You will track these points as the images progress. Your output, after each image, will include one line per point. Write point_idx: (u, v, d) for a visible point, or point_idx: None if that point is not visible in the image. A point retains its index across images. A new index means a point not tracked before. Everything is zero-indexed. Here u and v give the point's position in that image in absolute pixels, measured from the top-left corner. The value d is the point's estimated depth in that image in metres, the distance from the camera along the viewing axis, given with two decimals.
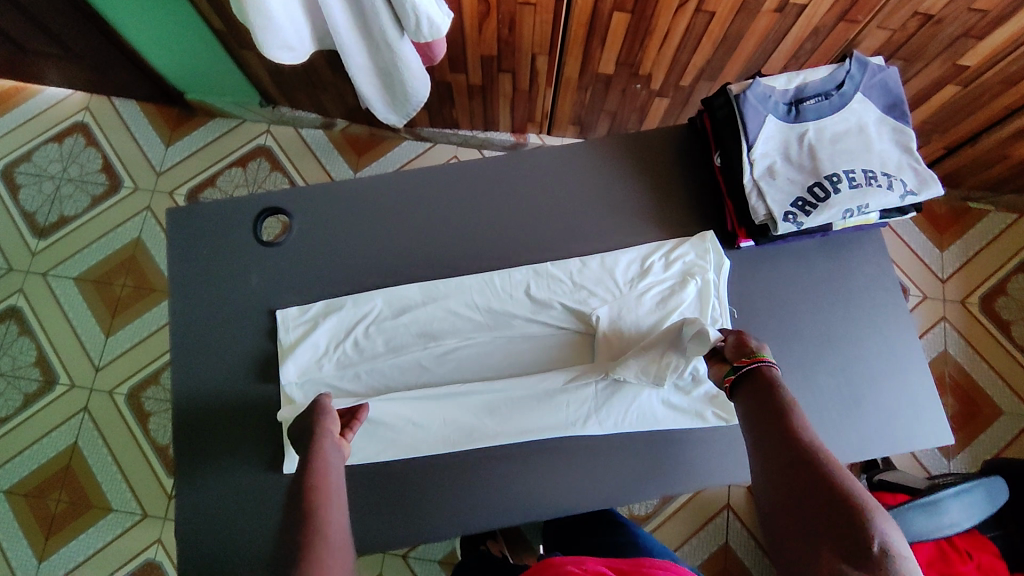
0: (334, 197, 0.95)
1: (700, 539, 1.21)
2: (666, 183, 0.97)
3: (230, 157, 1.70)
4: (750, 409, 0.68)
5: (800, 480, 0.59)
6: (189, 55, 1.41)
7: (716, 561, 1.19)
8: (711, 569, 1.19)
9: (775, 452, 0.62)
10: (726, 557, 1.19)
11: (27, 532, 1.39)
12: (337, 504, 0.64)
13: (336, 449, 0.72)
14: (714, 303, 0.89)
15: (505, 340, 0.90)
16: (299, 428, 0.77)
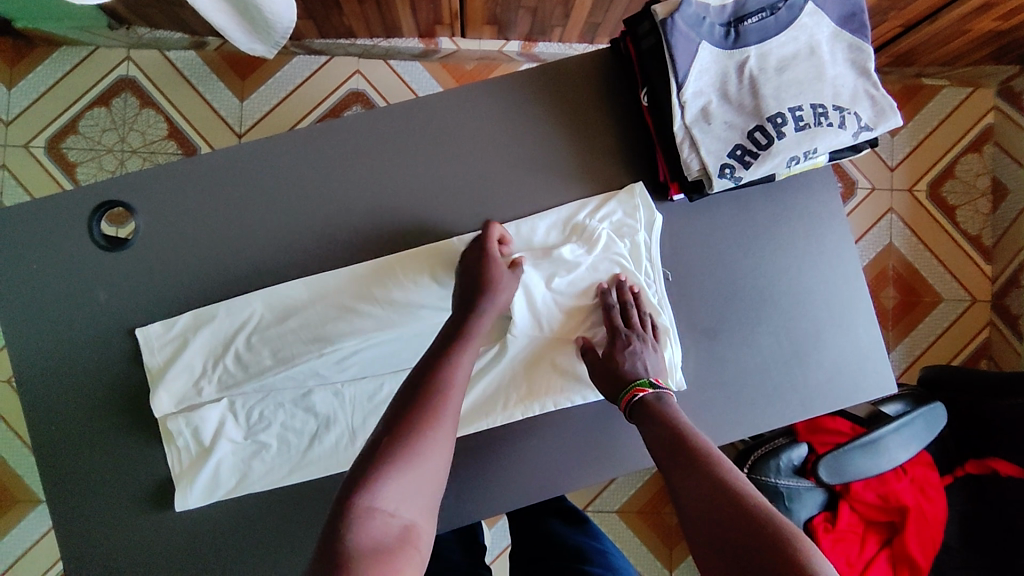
0: (185, 177, 0.77)
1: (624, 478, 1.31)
2: (586, 125, 0.82)
3: (89, 95, 1.43)
4: (650, 444, 0.66)
5: (727, 512, 0.55)
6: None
7: (638, 497, 1.30)
8: (635, 504, 1.30)
9: (687, 481, 0.60)
10: (648, 492, 1.31)
11: None
12: (464, 363, 0.68)
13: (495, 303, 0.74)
14: (647, 268, 0.79)
15: (414, 335, 0.79)
16: (467, 261, 0.76)
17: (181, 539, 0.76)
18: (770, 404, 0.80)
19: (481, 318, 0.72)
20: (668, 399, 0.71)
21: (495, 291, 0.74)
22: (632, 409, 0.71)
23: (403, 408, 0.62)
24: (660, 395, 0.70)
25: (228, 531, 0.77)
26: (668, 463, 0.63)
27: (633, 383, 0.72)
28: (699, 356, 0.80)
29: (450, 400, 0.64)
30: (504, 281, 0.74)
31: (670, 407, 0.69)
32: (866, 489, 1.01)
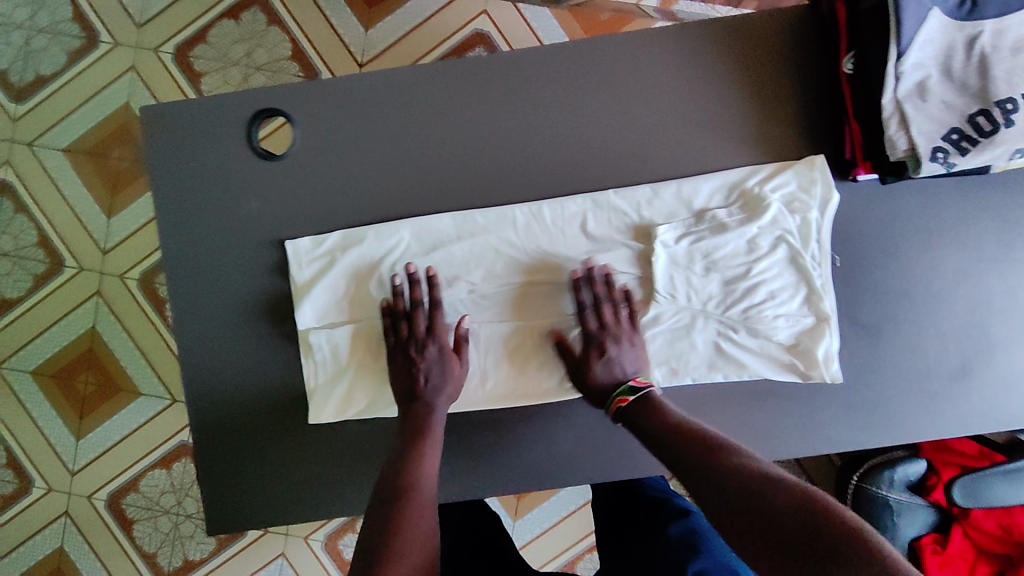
0: (347, 95, 0.76)
1: None
2: (768, 88, 0.76)
3: (221, 5, 1.43)
4: (650, 444, 0.67)
5: (737, 489, 0.57)
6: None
7: None
8: None
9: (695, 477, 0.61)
10: None
11: (61, 412, 1.44)
12: (428, 464, 0.69)
13: (432, 395, 0.73)
14: (815, 248, 0.74)
15: (555, 287, 0.77)
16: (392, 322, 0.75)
17: (305, 453, 0.78)
18: (919, 412, 0.76)
19: (431, 413, 0.73)
20: (655, 399, 0.71)
21: (440, 386, 0.74)
22: (621, 413, 0.72)
23: (382, 509, 0.63)
24: (645, 399, 0.71)
25: (352, 453, 0.78)
26: (676, 453, 0.64)
27: (614, 392, 0.73)
28: (853, 351, 0.75)
29: (421, 502, 0.65)
30: (439, 371, 0.74)
31: (661, 403, 0.71)
32: (986, 516, 0.96)
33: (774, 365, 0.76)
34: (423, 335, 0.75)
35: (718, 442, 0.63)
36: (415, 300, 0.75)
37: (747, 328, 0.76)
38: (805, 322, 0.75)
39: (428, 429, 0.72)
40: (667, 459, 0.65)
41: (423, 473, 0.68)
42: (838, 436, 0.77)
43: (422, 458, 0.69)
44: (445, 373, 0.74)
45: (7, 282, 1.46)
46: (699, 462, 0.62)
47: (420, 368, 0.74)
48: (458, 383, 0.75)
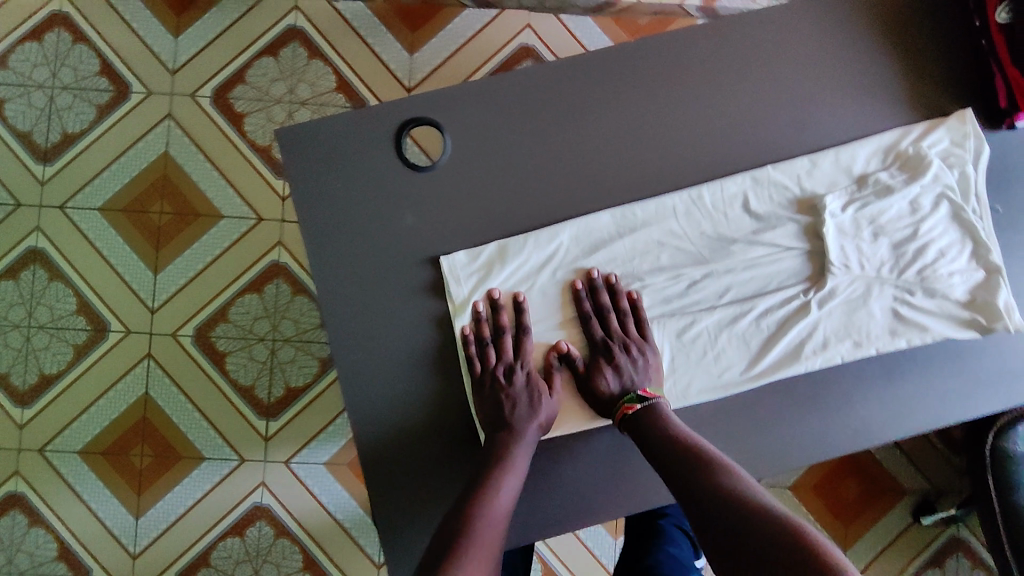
0: (492, 99, 0.75)
1: None
2: (908, 53, 0.77)
3: (257, 43, 1.37)
4: (654, 458, 0.66)
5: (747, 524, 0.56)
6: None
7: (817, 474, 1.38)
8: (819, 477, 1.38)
9: (698, 499, 0.61)
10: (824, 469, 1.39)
11: (116, 490, 1.29)
12: (502, 497, 0.66)
13: (511, 426, 0.70)
14: (975, 204, 0.74)
15: (724, 272, 0.75)
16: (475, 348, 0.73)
17: None
18: None
19: (518, 445, 0.70)
20: (665, 411, 0.70)
21: (517, 410, 0.71)
22: (631, 424, 0.70)
23: (443, 550, 0.61)
24: (650, 409, 0.70)
25: (539, 470, 0.75)
26: (684, 475, 0.63)
27: (622, 399, 0.71)
28: None
29: (484, 543, 0.62)
30: (522, 396, 0.71)
31: (671, 416, 0.69)
32: None
33: (955, 323, 0.74)
34: (511, 361, 0.73)
35: (729, 471, 0.62)
36: (495, 322, 0.74)
37: (924, 289, 0.74)
38: (976, 277, 0.74)
39: (509, 460, 0.69)
40: (672, 478, 0.64)
41: (489, 509, 0.65)
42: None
43: (493, 495, 0.66)
44: (533, 396, 0.71)
45: (44, 357, 1.31)
46: (709, 487, 0.61)
47: (505, 395, 0.71)
48: (550, 411, 0.72)
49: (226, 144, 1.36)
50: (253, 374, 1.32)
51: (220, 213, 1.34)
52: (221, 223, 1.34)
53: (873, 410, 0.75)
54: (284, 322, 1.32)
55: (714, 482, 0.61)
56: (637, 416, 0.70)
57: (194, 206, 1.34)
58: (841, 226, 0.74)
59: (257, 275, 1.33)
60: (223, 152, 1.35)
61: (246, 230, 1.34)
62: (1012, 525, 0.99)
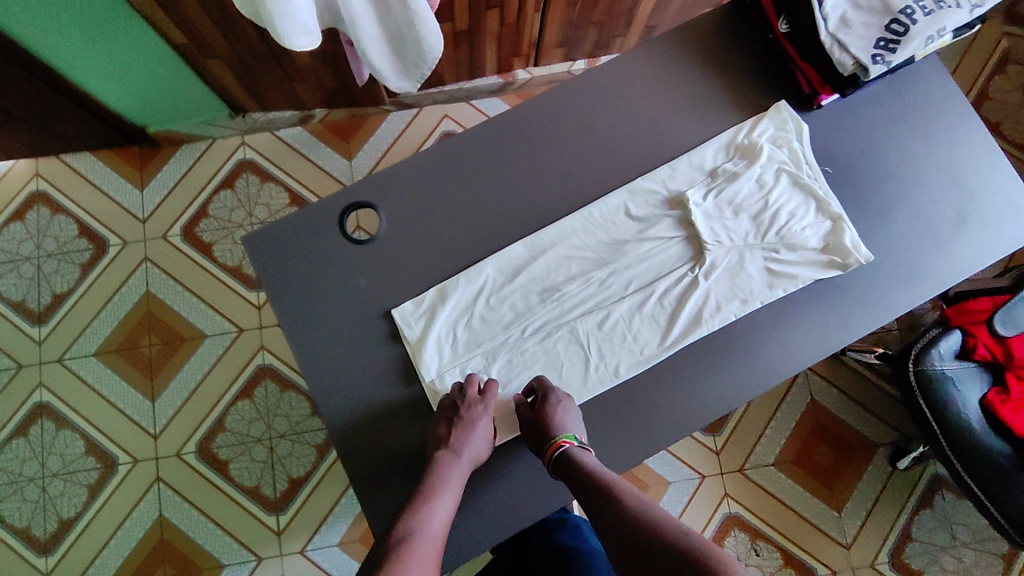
0: (408, 176, 0.92)
1: (772, 431, 1.52)
2: (727, 68, 0.97)
3: (214, 180, 1.56)
4: (582, 504, 0.72)
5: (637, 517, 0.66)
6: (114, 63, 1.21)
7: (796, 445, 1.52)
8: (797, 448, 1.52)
9: (612, 530, 0.66)
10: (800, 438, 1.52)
11: None
12: (441, 507, 0.73)
13: (454, 450, 0.79)
14: (807, 170, 0.91)
15: (624, 269, 0.90)
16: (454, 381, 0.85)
17: (474, 485, 0.86)
18: (943, 261, 0.91)
19: (454, 468, 0.78)
20: (582, 455, 0.77)
21: (467, 439, 0.80)
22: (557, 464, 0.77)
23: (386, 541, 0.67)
24: (570, 452, 0.77)
25: (513, 469, 0.87)
26: (591, 489, 0.72)
27: (560, 434, 0.79)
28: (873, 233, 0.92)
29: (427, 537, 0.68)
30: (478, 426, 0.81)
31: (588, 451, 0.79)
32: None
33: (819, 266, 0.89)
34: (473, 397, 0.83)
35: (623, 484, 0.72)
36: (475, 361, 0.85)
37: (786, 246, 0.90)
38: (826, 227, 0.90)
39: (443, 480, 0.77)
40: (594, 517, 0.70)
41: (430, 513, 0.72)
42: (893, 304, 0.90)
43: (434, 503, 0.73)
44: (479, 426, 0.81)
45: (60, 504, 1.39)
46: (621, 518, 0.67)
47: (456, 421, 0.81)
48: (480, 450, 0.81)
49: (200, 272, 1.51)
50: (256, 474, 1.41)
51: (204, 333, 1.48)
52: (206, 342, 1.47)
53: (775, 354, 0.89)
54: (278, 419, 1.43)
55: (625, 513, 0.67)
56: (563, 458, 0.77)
57: (180, 333, 1.48)
58: (706, 211, 0.91)
59: (245, 382, 1.45)
60: (199, 280, 1.51)
61: (230, 342, 1.47)
62: (956, 442, 1.13)
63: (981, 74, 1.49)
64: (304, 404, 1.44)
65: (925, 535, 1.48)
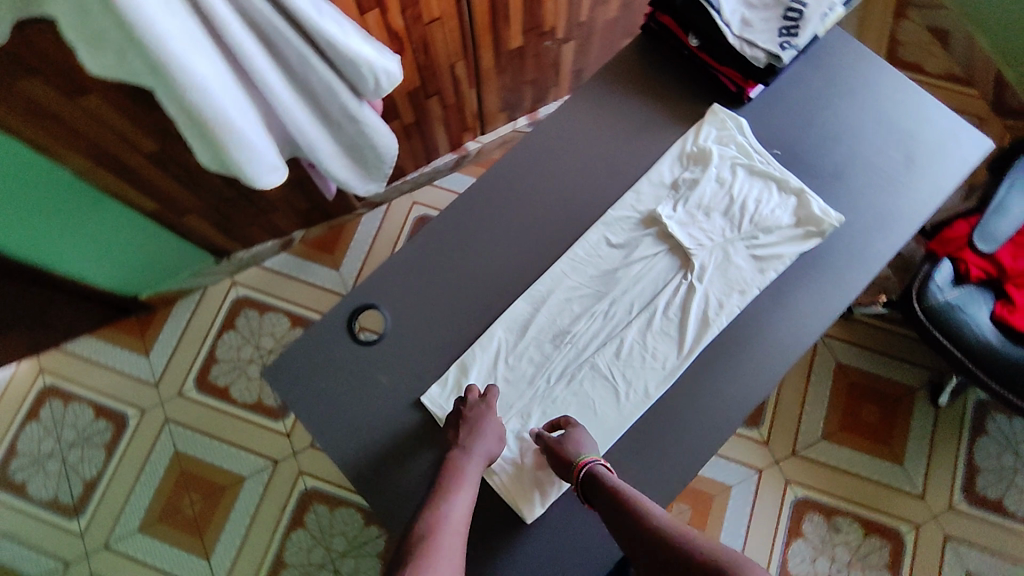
0: (401, 270, 0.98)
1: (810, 405, 1.53)
2: (658, 90, 1.04)
3: (214, 325, 1.60)
4: (609, 524, 0.74)
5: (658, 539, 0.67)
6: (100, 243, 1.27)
7: (840, 411, 1.53)
8: (841, 414, 1.52)
9: (637, 551, 0.69)
10: (840, 403, 1.53)
11: None
12: (462, 496, 0.76)
13: (469, 451, 0.82)
14: (759, 158, 0.98)
15: (622, 295, 0.95)
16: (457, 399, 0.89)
17: (546, 542, 0.87)
18: (909, 202, 0.96)
19: (469, 463, 0.81)
20: (606, 474, 0.79)
21: (477, 438, 0.84)
22: (584, 489, 0.80)
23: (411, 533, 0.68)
24: (597, 469, 0.80)
25: (577, 515, 0.88)
26: (613, 511, 0.75)
27: (580, 456, 0.82)
28: (837, 195, 0.97)
29: (451, 527, 0.70)
30: (484, 425, 0.85)
31: (609, 470, 0.81)
32: (1016, 261, 1.19)
33: (799, 240, 0.94)
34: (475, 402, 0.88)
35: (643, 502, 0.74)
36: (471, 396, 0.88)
37: (763, 230, 0.95)
38: (793, 202, 0.96)
39: (460, 474, 0.79)
40: (622, 535, 0.72)
41: (452, 503, 0.74)
42: (879, 254, 0.95)
43: (456, 495, 0.75)
44: (486, 427, 0.85)
45: None
46: (648, 533, 0.69)
47: (466, 424, 0.85)
48: (490, 445, 0.84)
49: (223, 417, 1.53)
50: None
51: (241, 475, 1.48)
52: (245, 484, 1.48)
53: (787, 330, 0.92)
54: (335, 538, 1.43)
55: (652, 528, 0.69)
56: (588, 476, 0.80)
57: (218, 483, 1.49)
58: (680, 221, 0.96)
59: (293, 511, 1.45)
60: (223, 425, 1.53)
61: (268, 476, 1.48)
62: (981, 362, 1.15)
63: (884, 27, 1.60)
64: (357, 516, 1.44)
65: (991, 462, 1.47)
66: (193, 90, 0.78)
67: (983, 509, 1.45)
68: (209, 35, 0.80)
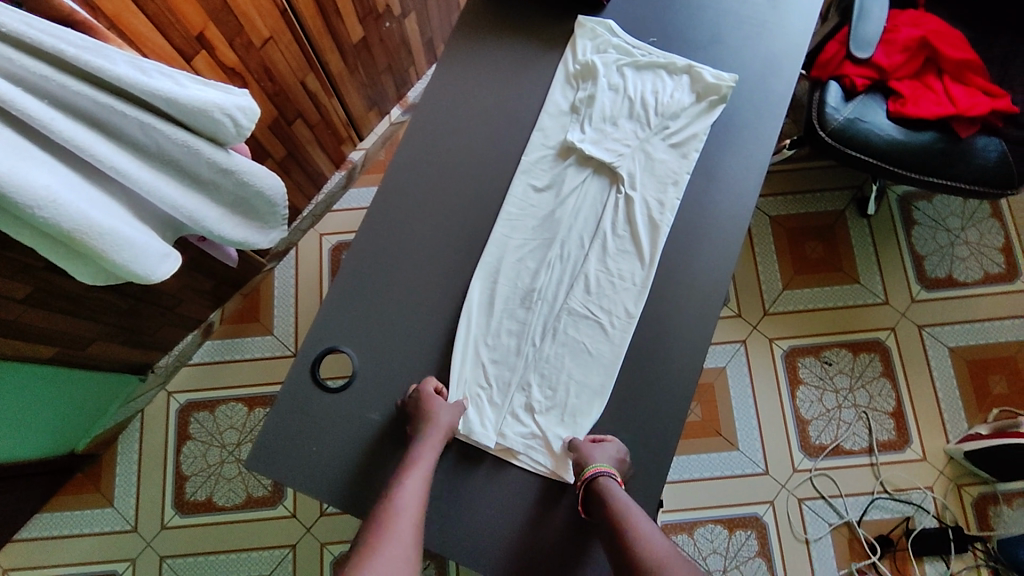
0: (346, 300, 0.91)
1: (763, 263, 1.59)
2: (519, 24, 1.02)
3: (170, 444, 1.47)
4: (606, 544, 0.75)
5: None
6: (14, 417, 1.14)
7: (790, 257, 1.59)
8: (792, 259, 1.59)
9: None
10: (789, 250, 1.59)
11: None
12: (414, 482, 0.75)
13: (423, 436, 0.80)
14: (638, 51, 0.97)
15: (568, 232, 0.92)
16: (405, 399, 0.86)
17: None
18: (785, 39, 0.99)
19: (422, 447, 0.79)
20: (610, 489, 0.77)
21: (428, 420, 0.81)
22: (587, 496, 0.79)
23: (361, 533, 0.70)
24: (602, 481, 0.77)
25: None
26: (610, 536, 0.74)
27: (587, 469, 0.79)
28: (722, 58, 0.98)
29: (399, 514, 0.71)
30: (433, 409, 0.82)
31: (613, 482, 0.77)
32: (893, 58, 1.25)
33: (706, 113, 0.94)
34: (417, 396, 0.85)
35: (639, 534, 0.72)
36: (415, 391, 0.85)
37: (670, 117, 0.94)
38: (687, 80, 0.96)
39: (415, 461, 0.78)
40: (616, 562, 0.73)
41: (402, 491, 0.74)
42: (780, 95, 0.97)
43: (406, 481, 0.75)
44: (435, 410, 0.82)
45: None
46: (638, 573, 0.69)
47: (415, 413, 0.82)
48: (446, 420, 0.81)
49: (220, 528, 1.42)
50: None
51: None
52: None
53: (731, 199, 0.93)
54: None
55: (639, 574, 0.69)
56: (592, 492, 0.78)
57: None
58: (592, 140, 0.93)
59: None
60: (224, 536, 1.41)
61: (293, 563, 1.39)
62: (889, 160, 1.23)
63: None
64: None
65: (929, 245, 1.58)
66: (41, 207, 0.69)
67: (939, 288, 1.56)
68: (26, 141, 0.70)
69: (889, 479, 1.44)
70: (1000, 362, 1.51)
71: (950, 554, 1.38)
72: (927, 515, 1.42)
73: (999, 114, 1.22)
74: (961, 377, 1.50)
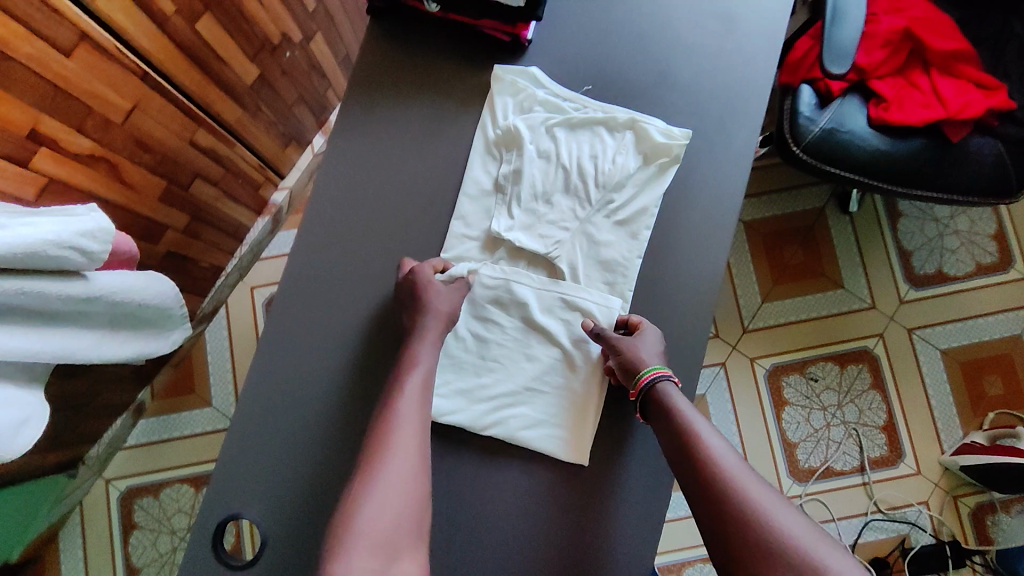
0: (254, 442, 0.78)
1: (739, 274, 1.46)
2: (426, 79, 0.85)
3: (116, 536, 1.37)
4: (664, 444, 0.71)
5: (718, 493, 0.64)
6: None
7: (768, 264, 1.46)
8: (771, 267, 1.45)
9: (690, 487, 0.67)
10: (766, 256, 1.46)
11: None
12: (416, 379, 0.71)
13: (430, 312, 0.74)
14: (570, 105, 0.82)
15: (504, 338, 0.79)
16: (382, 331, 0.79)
17: None
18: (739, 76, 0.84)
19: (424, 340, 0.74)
20: (672, 393, 0.71)
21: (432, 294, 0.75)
22: (646, 402, 0.73)
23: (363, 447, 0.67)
24: (662, 386, 0.72)
25: None
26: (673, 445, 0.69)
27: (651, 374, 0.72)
28: (669, 107, 0.84)
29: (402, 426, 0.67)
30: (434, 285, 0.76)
31: (672, 389, 0.72)
32: (874, 55, 1.07)
33: (656, 178, 0.80)
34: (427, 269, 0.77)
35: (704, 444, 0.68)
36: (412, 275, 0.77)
37: (614, 188, 0.80)
38: (630, 138, 0.81)
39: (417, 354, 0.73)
40: (672, 458, 0.70)
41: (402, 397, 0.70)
42: (737, 148, 0.82)
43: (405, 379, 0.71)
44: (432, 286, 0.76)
45: None
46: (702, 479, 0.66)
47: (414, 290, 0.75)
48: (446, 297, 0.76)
49: None
50: None
51: None
52: None
53: (690, 282, 0.80)
54: None
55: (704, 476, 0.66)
56: (652, 404, 0.72)
57: None
58: (524, 225, 0.79)
59: None
60: None
61: None
62: (870, 176, 1.07)
63: None
64: None
65: (916, 239, 1.45)
66: None
67: (929, 286, 1.44)
68: None
69: (883, 498, 1.37)
70: (995, 361, 1.41)
71: (947, 570, 1.33)
72: (923, 533, 1.36)
73: (995, 111, 1.07)
74: (954, 381, 1.41)
